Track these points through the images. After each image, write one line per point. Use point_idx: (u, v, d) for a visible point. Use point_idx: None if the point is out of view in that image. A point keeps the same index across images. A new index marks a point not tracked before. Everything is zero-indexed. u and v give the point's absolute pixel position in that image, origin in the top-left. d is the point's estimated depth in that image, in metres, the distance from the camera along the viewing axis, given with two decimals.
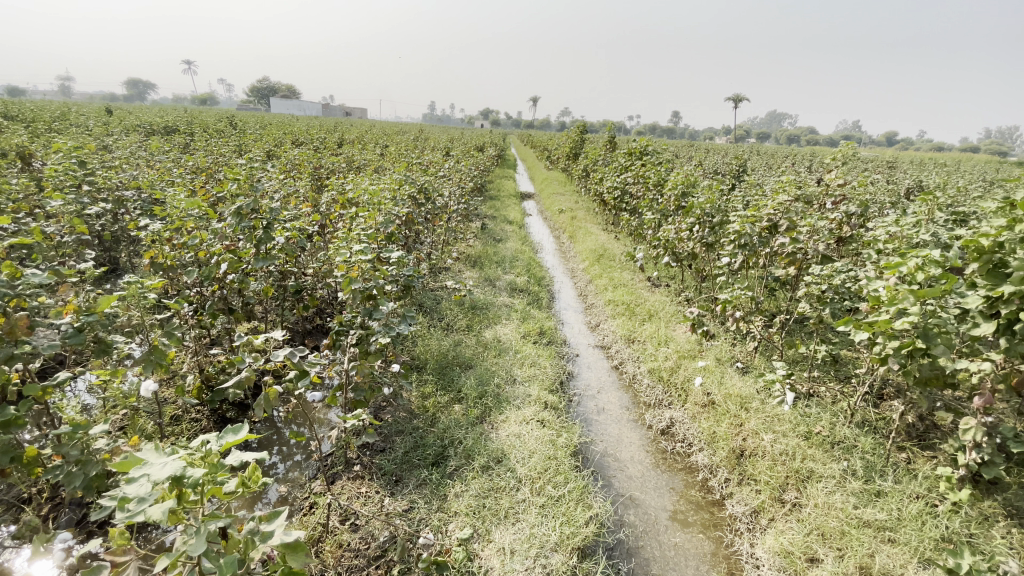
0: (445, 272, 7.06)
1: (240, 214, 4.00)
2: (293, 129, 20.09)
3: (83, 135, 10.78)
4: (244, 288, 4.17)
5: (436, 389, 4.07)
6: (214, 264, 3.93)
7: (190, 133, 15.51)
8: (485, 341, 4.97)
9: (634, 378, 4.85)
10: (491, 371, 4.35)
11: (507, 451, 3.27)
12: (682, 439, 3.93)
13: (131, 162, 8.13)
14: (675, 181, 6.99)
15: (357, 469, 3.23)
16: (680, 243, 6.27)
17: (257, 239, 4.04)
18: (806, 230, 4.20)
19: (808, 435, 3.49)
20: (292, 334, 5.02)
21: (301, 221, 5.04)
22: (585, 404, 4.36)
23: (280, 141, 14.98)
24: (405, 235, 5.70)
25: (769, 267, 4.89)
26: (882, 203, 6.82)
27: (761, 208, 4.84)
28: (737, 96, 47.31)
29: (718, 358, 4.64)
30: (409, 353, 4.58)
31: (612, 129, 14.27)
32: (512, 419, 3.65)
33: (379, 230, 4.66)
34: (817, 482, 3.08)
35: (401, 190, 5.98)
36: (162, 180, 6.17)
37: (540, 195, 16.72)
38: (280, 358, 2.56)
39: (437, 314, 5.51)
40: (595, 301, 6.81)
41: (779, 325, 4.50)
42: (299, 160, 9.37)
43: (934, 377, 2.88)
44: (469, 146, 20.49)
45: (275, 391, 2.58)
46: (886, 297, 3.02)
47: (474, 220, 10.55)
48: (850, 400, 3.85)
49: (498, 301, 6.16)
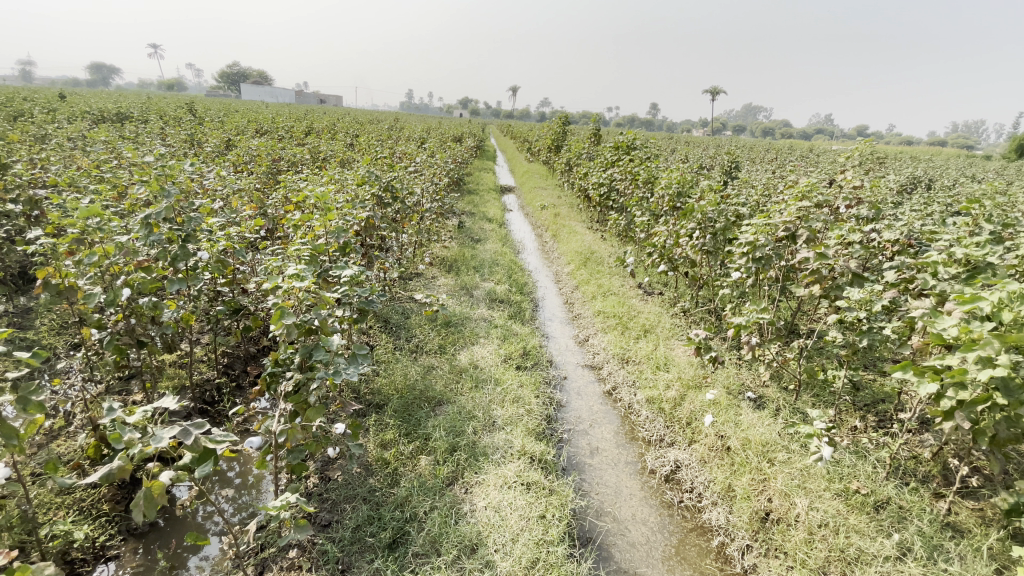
0: (416, 281, 6.34)
1: (149, 225, 3.20)
2: (260, 117, 18.97)
3: (13, 124, 9.67)
4: (159, 316, 3.39)
5: (398, 434, 3.41)
6: (119, 288, 3.18)
7: (144, 120, 14.37)
8: (460, 367, 4.31)
9: (632, 407, 4.24)
10: (466, 410, 3.67)
11: (483, 534, 2.61)
12: (690, 489, 3.33)
13: (58, 151, 7.10)
14: (669, 179, 6.37)
15: (292, 556, 2.53)
16: (677, 249, 5.68)
17: (172, 255, 3.26)
18: (834, 244, 3.60)
19: (847, 494, 2.93)
20: (230, 361, 4.26)
21: (240, 230, 4.25)
22: (576, 445, 3.72)
23: (242, 129, 13.94)
24: (366, 241, 4.98)
25: (783, 281, 4.31)
26: (887, 206, 6.34)
27: (776, 216, 4.22)
28: (715, 90, 47.29)
29: (726, 388, 4.06)
30: (367, 387, 3.88)
31: (596, 120, 13.61)
32: (490, 481, 2.98)
33: (330, 240, 3.92)
34: (868, 567, 2.50)
35: (363, 189, 5.23)
36: (82, 176, 5.27)
37: (521, 189, 16.03)
38: (166, 444, 1.85)
39: (404, 333, 4.84)
40: (583, 312, 6.16)
41: (798, 350, 3.93)
42: (258, 151, 8.51)
43: (1016, 439, 2.30)
44: (446, 137, 19.49)
45: (159, 485, 1.88)
46: (954, 338, 2.44)
47: (451, 217, 9.82)
48: (883, 444, 3.31)
49: (476, 314, 5.48)
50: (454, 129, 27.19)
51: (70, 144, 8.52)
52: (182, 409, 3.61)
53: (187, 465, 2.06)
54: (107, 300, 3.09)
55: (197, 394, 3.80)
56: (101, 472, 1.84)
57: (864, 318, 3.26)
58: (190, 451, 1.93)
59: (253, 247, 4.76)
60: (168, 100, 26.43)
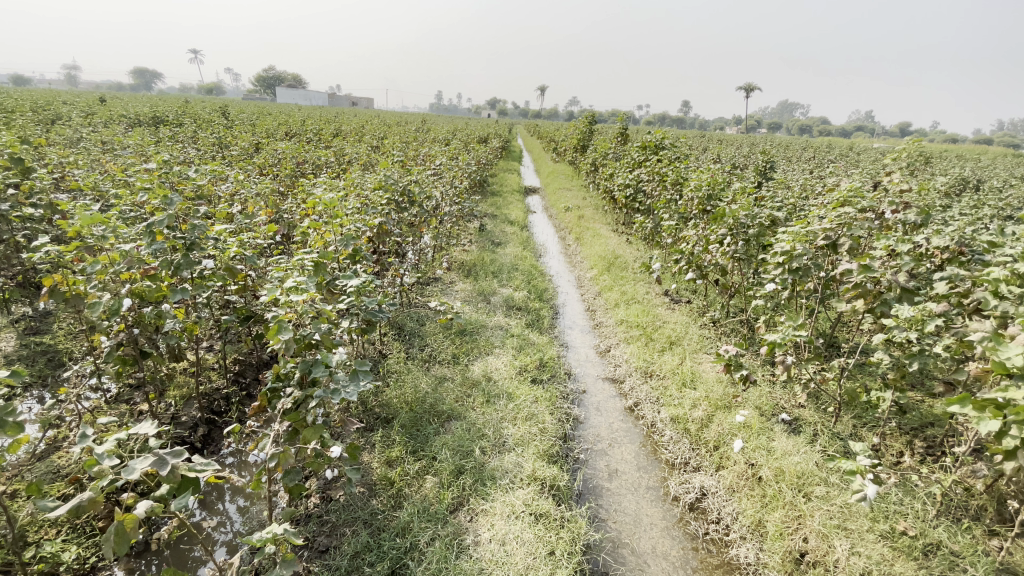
0: (433, 286, 6.21)
1: (152, 233, 3.11)
2: (291, 120, 19.31)
3: (53, 129, 10.03)
4: (162, 326, 3.31)
5: (404, 451, 3.25)
6: (122, 298, 3.12)
7: (178, 124, 14.78)
8: (473, 379, 4.14)
9: (654, 426, 3.99)
10: (476, 428, 3.50)
11: (486, 570, 2.42)
12: (717, 520, 3.07)
13: (90, 156, 7.26)
14: (698, 182, 6.05)
15: None
16: (706, 256, 5.37)
17: (175, 264, 3.19)
18: (880, 255, 3.27)
19: (893, 537, 2.62)
20: (241, 369, 4.20)
21: (252, 236, 4.18)
22: (593, 467, 3.49)
23: (271, 132, 14.15)
24: (379, 247, 4.86)
25: (821, 293, 3.97)
26: (938, 210, 5.86)
27: (813, 223, 3.89)
28: (748, 88, 46.02)
29: (757, 410, 3.76)
30: (376, 400, 3.74)
31: (624, 120, 13.26)
32: (497, 510, 2.79)
33: (339, 248, 3.80)
34: None
35: (378, 194, 5.12)
36: (106, 180, 5.33)
37: (546, 190, 15.82)
38: (139, 476, 1.73)
39: (417, 341, 4.71)
40: (605, 320, 5.91)
41: (838, 370, 3.61)
42: (282, 154, 8.56)
43: None
44: (471, 137, 19.40)
45: (132, 518, 1.76)
46: (1022, 369, 2.12)
47: (472, 220, 9.68)
48: (936, 479, 2.97)
49: (492, 322, 5.30)
50: (481, 130, 27.14)
51: (103, 149, 8.73)
52: (189, 419, 3.56)
53: (165, 495, 1.94)
54: (110, 310, 3.03)
55: (205, 404, 3.75)
56: (72, 505, 1.75)
57: (915, 340, 2.93)
58: (166, 481, 1.81)
59: (266, 253, 4.70)
60: (206, 105, 27.28)
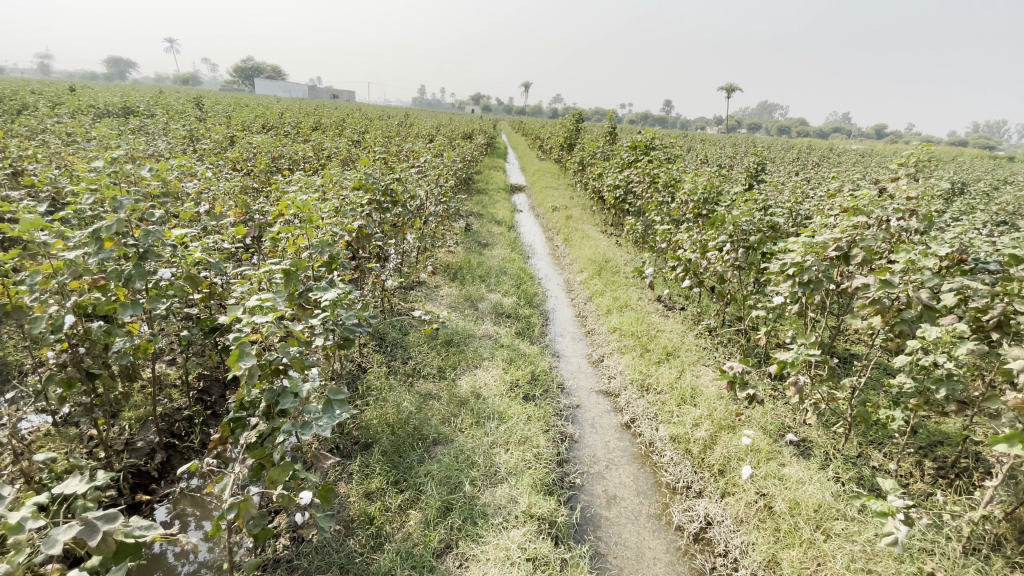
0: (416, 291, 5.89)
1: (99, 239, 2.73)
2: (268, 112, 18.66)
3: (9, 119, 9.37)
4: (114, 345, 2.94)
5: (386, 482, 2.95)
6: (65, 313, 2.73)
7: (148, 115, 14.09)
8: (460, 396, 3.86)
9: (653, 445, 3.75)
10: (464, 454, 3.22)
11: None
12: (724, 553, 2.83)
13: (46, 149, 6.73)
14: (694, 185, 5.83)
15: None
16: (703, 263, 5.15)
17: (127, 274, 2.80)
18: (900, 270, 3.06)
19: None
20: (207, 386, 3.85)
21: (217, 241, 3.80)
22: (589, 494, 3.23)
23: (247, 124, 13.57)
24: (358, 252, 4.51)
25: (830, 307, 3.77)
26: (936, 217, 5.73)
27: (823, 233, 3.68)
28: (731, 88, 46.56)
29: (763, 430, 3.56)
30: (356, 422, 3.43)
31: (612, 118, 13.02)
32: (489, 556, 2.51)
33: (314, 255, 3.45)
34: None
35: (358, 194, 4.77)
36: (57, 176, 4.86)
37: (532, 189, 15.56)
38: (62, 549, 1.41)
39: (400, 353, 4.41)
40: (597, 327, 5.67)
41: (850, 389, 3.41)
42: (257, 149, 8.11)
43: None
44: (456, 134, 18.99)
45: None
46: None
47: (458, 219, 9.36)
48: (959, 509, 2.78)
49: (479, 331, 5.02)
50: (465, 126, 26.73)
51: (63, 141, 8.15)
52: (146, 444, 3.20)
53: (99, 565, 1.61)
54: (50, 326, 2.66)
55: (164, 427, 3.39)
56: None
57: (942, 363, 2.72)
58: (97, 553, 1.49)
59: (235, 258, 4.32)
60: (180, 95, 26.24)
